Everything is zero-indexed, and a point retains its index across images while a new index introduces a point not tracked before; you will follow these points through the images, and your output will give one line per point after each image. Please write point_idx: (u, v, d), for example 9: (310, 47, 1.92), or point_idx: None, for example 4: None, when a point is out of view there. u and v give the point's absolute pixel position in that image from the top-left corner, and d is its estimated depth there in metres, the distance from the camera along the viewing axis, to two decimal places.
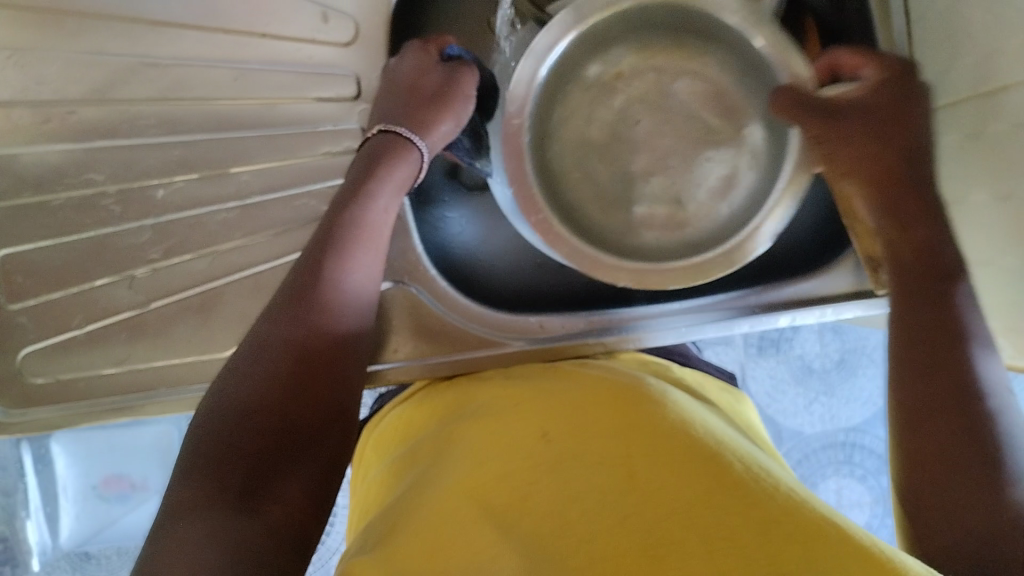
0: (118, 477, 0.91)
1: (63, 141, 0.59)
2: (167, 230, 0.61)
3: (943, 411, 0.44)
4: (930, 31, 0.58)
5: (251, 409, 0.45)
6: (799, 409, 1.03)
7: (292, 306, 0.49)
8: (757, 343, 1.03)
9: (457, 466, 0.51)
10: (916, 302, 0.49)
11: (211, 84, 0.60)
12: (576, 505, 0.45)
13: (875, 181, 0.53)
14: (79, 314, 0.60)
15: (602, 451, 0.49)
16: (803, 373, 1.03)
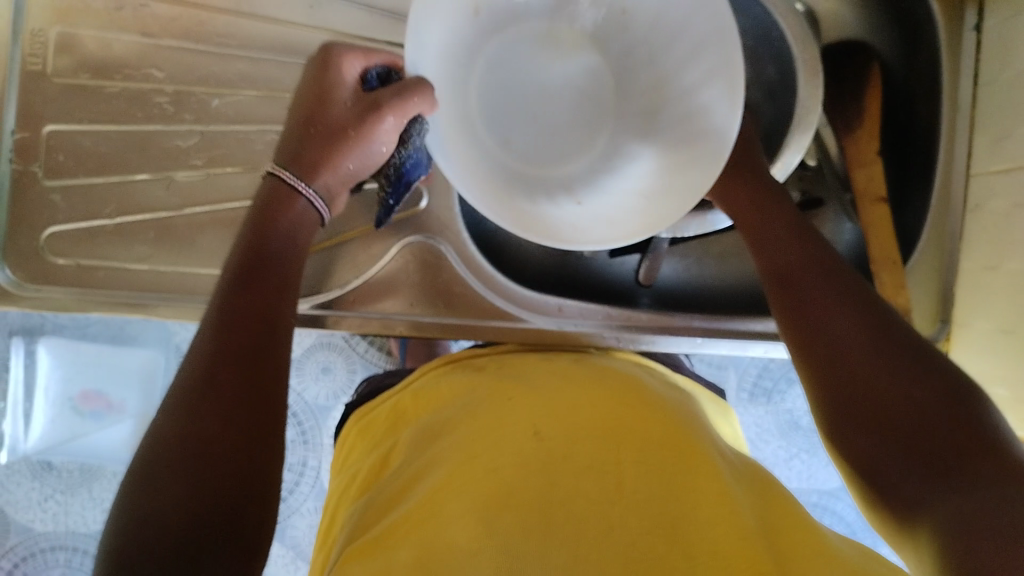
0: (98, 393, 0.94)
1: (130, 33, 0.59)
2: (214, 140, 0.60)
3: (865, 363, 0.41)
4: (996, 99, 0.63)
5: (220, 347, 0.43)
6: (779, 461, 1.03)
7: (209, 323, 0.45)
8: (749, 388, 1.03)
9: (448, 457, 0.49)
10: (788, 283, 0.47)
11: (285, 6, 0.60)
12: (558, 505, 0.43)
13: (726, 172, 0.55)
14: (112, 204, 0.59)
15: (595, 448, 0.47)
16: (788, 427, 1.03)
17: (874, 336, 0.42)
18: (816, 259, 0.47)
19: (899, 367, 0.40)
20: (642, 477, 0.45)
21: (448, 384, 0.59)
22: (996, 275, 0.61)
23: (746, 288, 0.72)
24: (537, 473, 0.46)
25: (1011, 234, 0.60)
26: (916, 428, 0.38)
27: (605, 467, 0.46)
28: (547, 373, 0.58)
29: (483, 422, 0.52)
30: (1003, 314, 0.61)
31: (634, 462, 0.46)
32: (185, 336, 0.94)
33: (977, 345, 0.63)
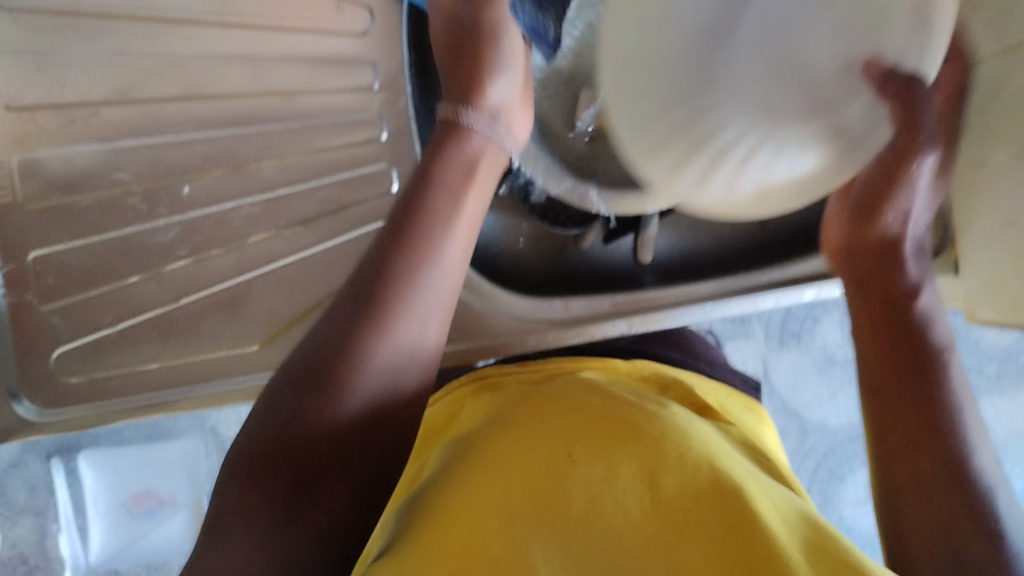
0: (147, 492, 0.94)
1: (88, 142, 0.60)
2: (194, 227, 0.61)
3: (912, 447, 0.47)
4: None
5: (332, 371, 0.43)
6: (824, 401, 1.03)
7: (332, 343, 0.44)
8: (778, 334, 1.02)
9: (486, 472, 0.47)
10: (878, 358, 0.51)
11: (231, 79, 0.61)
12: (603, 524, 0.41)
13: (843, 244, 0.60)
14: (110, 313, 0.60)
15: (633, 472, 0.45)
16: (825, 363, 1.03)
17: (921, 420, 0.47)
18: (917, 374, 0.49)
19: (950, 466, 0.45)
20: (677, 507, 0.43)
21: (477, 406, 0.58)
22: (983, 172, 0.61)
23: (747, 242, 0.72)
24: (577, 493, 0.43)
25: (987, 126, 0.60)
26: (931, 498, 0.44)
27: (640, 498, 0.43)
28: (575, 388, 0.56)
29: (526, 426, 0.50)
30: (1004, 210, 0.60)
31: (673, 489, 0.44)
32: (218, 419, 0.94)
33: (976, 245, 0.64)
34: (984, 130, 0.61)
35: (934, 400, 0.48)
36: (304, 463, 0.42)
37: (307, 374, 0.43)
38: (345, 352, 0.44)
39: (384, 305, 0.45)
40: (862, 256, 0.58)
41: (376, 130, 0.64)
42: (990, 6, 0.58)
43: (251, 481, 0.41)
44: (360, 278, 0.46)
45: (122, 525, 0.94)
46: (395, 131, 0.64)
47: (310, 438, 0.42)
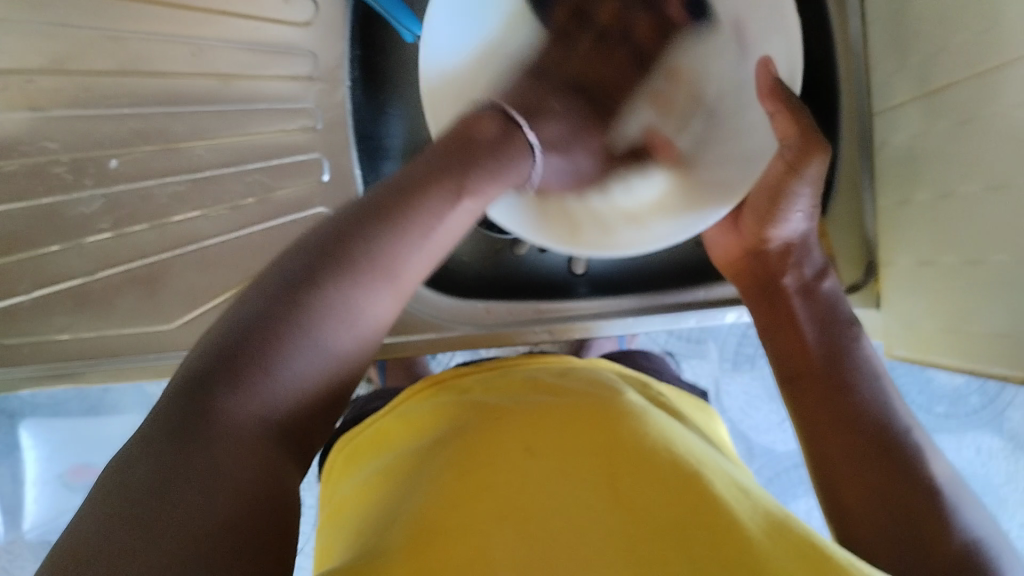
0: (86, 466, 0.92)
1: (19, 109, 0.60)
2: (118, 201, 0.61)
3: (848, 455, 0.46)
4: (882, 33, 0.63)
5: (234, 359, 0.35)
6: (772, 425, 0.97)
7: (275, 306, 0.37)
8: (732, 357, 0.97)
9: (439, 479, 0.48)
10: (795, 381, 0.52)
11: (168, 58, 0.61)
12: (562, 524, 0.43)
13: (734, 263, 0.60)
14: (26, 279, 0.60)
15: (587, 466, 0.47)
16: (777, 390, 0.97)
17: (834, 398, 0.49)
18: (837, 366, 0.50)
19: (880, 442, 0.46)
20: (641, 491, 0.45)
21: (419, 411, 0.57)
22: (909, 208, 0.62)
23: (681, 264, 0.72)
24: (536, 495, 0.45)
25: (914, 163, 0.61)
26: (870, 488, 0.45)
27: (600, 486, 0.45)
28: (520, 388, 0.56)
29: (473, 433, 0.51)
30: (919, 247, 0.61)
31: (627, 474, 0.46)
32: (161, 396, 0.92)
33: (898, 280, 0.64)
34: (911, 169, 0.61)
35: (846, 386, 0.49)
36: (226, 436, 0.34)
37: (227, 349, 0.36)
38: (281, 320, 0.37)
39: (336, 265, 0.39)
40: (755, 275, 0.58)
41: (312, 119, 0.64)
42: (922, 46, 0.59)
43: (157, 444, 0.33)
44: (253, 308, 0.37)
45: (57, 497, 0.93)
46: (330, 121, 0.64)
47: (225, 408, 0.34)
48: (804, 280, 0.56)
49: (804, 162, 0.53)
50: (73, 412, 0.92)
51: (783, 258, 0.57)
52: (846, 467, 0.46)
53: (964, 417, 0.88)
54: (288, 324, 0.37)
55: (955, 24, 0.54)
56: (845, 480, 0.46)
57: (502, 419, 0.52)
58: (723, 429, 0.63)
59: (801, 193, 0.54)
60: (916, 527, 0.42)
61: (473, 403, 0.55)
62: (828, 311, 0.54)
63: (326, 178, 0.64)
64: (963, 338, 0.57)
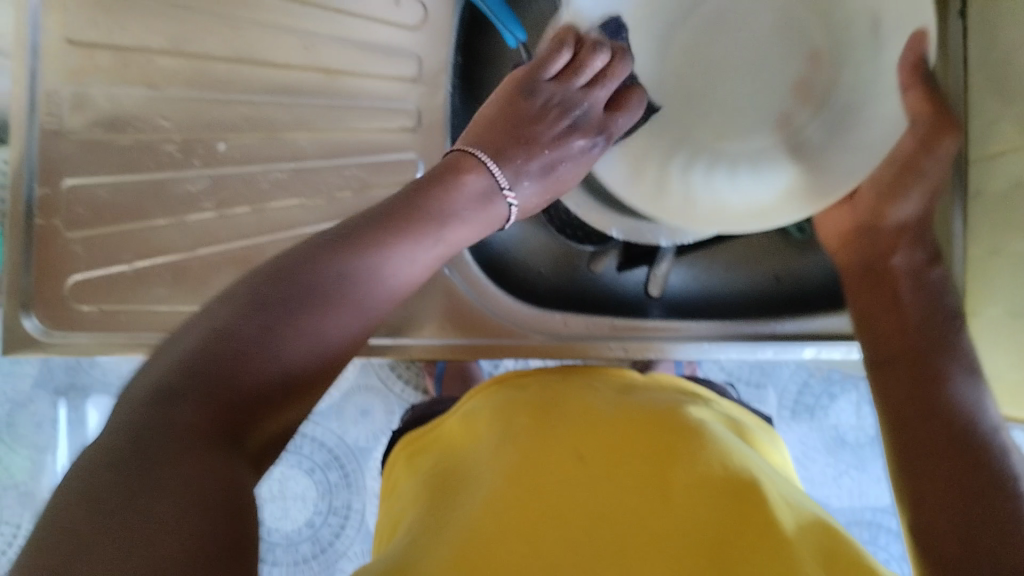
0: None
1: (138, 86, 0.63)
2: (222, 183, 0.63)
3: (938, 455, 0.45)
4: (982, 82, 0.63)
5: (222, 332, 0.38)
6: (828, 480, 0.92)
7: (266, 291, 0.41)
8: (791, 406, 0.93)
9: (499, 475, 0.49)
10: (895, 342, 0.53)
11: (281, 50, 0.63)
12: (630, 531, 0.44)
13: (867, 262, 0.59)
14: (129, 250, 0.62)
15: (641, 478, 0.47)
16: (835, 444, 0.93)
17: (922, 387, 0.49)
18: (918, 353, 0.51)
19: (953, 435, 0.45)
20: (694, 503, 0.45)
21: (471, 414, 0.58)
22: (1000, 258, 0.61)
23: (757, 292, 0.71)
24: (586, 498, 0.47)
25: (1008, 214, 0.61)
26: (943, 492, 0.43)
27: (654, 500, 0.46)
28: (564, 386, 0.58)
29: (526, 438, 0.51)
30: (1009, 298, 0.61)
31: (682, 486, 0.46)
32: None
33: (983, 330, 0.63)
34: (1004, 218, 0.61)
35: (942, 377, 0.49)
36: (218, 387, 0.37)
37: (235, 338, 0.38)
38: (286, 321, 0.40)
39: (344, 259, 0.44)
40: (862, 242, 0.59)
41: (411, 120, 0.65)
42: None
43: (181, 407, 0.35)
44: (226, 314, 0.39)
45: None
46: (428, 124, 0.65)
47: (187, 388, 0.36)
48: (915, 263, 0.57)
49: (935, 142, 0.53)
50: None
51: (897, 241, 0.58)
52: (920, 466, 0.45)
53: None
54: (290, 324, 0.40)
55: None
56: (921, 473, 0.45)
57: (553, 425, 0.52)
58: (786, 457, 0.63)
59: (920, 176, 0.55)
60: (975, 534, 0.41)
61: (525, 402, 0.55)
62: (926, 303, 0.55)
63: None
64: None
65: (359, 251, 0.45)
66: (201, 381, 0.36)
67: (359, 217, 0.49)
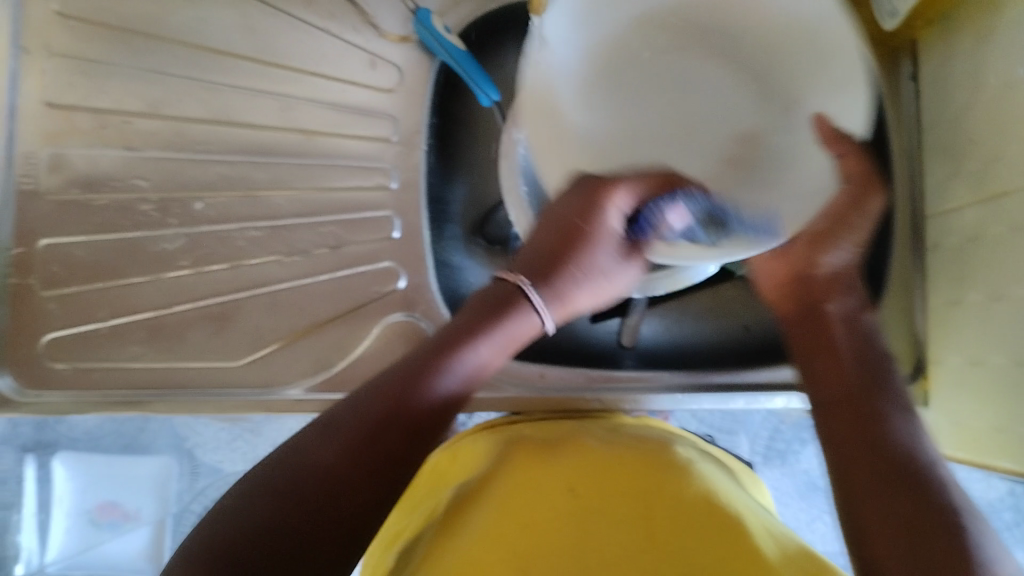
0: (113, 504, 0.92)
1: (117, 148, 0.64)
2: (198, 241, 0.64)
3: (880, 494, 0.45)
4: (934, 139, 0.66)
5: (274, 524, 0.43)
6: (801, 525, 0.94)
7: (399, 373, 0.49)
8: (763, 450, 0.93)
9: (490, 515, 0.50)
10: (831, 375, 0.54)
11: (259, 112, 0.65)
12: (597, 553, 0.45)
13: (796, 271, 0.58)
14: (103, 309, 0.63)
15: (625, 513, 0.49)
16: (807, 488, 0.93)
17: (864, 430, 0.49)
18: (868, 394, 0.51)
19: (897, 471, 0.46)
20: (676, 534, 0.47)
21: (488, 444, 0.60)
22: (959, 307, 0.63)
23: (727, 343, 0.73)
24: (574, 530, 0.47)
25: (963, 266, 0.63)
26: (879, 510, 0.45)
27: (639, 523, 0.48)
28: (565, 437, 0.59)
29: (526, 482, 0.52)
30: (969, 346, 0.62)
31: (666, 526, 0.47)
32: (195, 440, 0.91)
33: (947, 379, 0.64)
34: (962, 267, 0.63)
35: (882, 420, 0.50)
36: (297, 504, 0.44)
37: (342, 421, 0.47)
38: (400, 396, 0.48)
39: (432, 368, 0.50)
40: (795, 290, 0.58)
41: (387, 178, 0.67)
42: (974, 155, 0.61)
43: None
44: (300, 458, 0.46)
45: (80, 533, 0.92)
46: (404, 182, 0.67)
47: (293, 497, 0.44)
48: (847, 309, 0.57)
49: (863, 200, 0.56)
50: (109, 448, 0.91)
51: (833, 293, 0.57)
52: (862, 487, 0.47)
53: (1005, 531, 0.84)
54: (395, 412, 0.48)
55: (1010, 134, 0.57)
56: (868, 502, 0.45)
57: (554, 471, 0.53)
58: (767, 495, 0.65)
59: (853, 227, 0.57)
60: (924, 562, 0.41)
61: (531, 453, 0.56)
62: (863, 343, 0.55)
63: (397, 234, 0.66)
64: (1003, 441, 0.58)
65: (465, 346, 0.52)
66: (287, 488, 0.44)
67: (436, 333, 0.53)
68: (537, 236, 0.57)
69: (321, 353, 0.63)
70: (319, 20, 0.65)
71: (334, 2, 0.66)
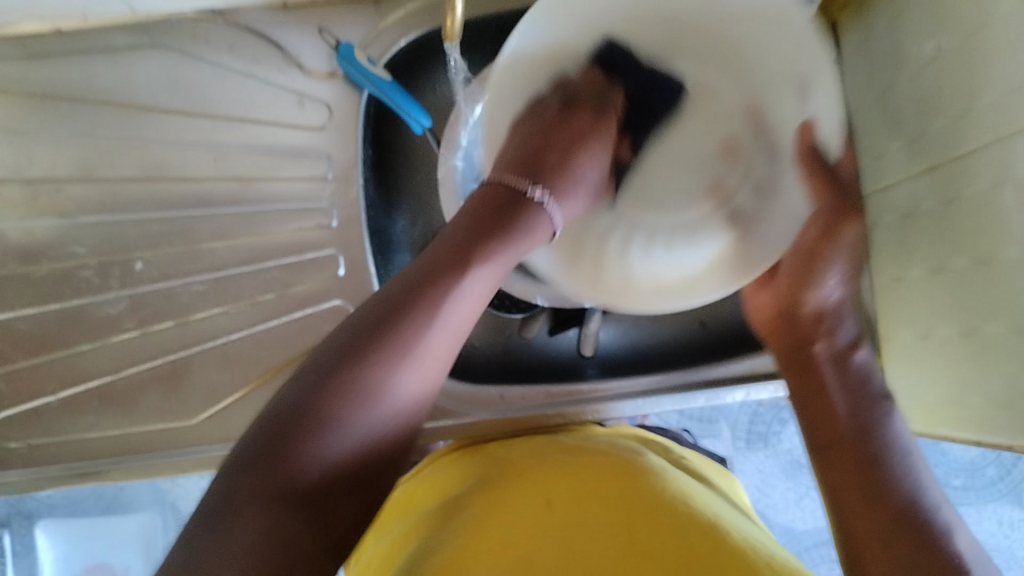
0: (101, 565, 0.90)
1: (50, 216, 0.63)
2: (142, 301, 0.63)
3: (862, 509, 0.48)
4: (865, 118, 0.67)
5: (282, 452, 0.42)
6: (790, 504, 0.93)
7: (333, 367, 0.44)
8: (745, 435, 0.94)
9: (468, 532, 0.50)
10: (811, 425, 0.55)
11: (189, 164, 0.64)
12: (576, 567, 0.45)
13: (779, 306, 0.60)
14: (53, 380, 0.62)
15: (602, 520, 0.50)
16: (791, 467, 0.94)
17: (864, 471, 0.50)
18: (855, 438, 0.52)
19: (899, 521, 0.47)
20: (655, 536, 0.48)
21: (463, 469, 0.60)
22: (904, 284, 0.63)
23: (685, 341, 0.73)
24: (555, 543, 0.48)
25: (903, 243, 0.63)
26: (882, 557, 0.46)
27: (619, 531, 0.49)
28: (539, 453, 0.60)
29: (502, 500, 0.53)
30: (918, 322, 0.62)
31: (645, 528, 0.48)
32: (179, 493, 0.90)
33: (902, 356, 0.65)
34: (904, 245, 0.63)
35: (879, 461, 0.51)
36: (246, 519, 0.40)
37: (266, 434, 0.43)
38: (323, 411, 0.43)
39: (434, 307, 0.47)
40: (799, 325, 0.59)
41: (326, 217, 0.66)
42: (902, 132, 0.62)
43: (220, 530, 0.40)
44: (321, 369, 0.45)
45: None
46: (344, 219, 0.66)
47: (243, 521, 0.40)
48: (836, 349, 0.57)
49: (837, 227, 0.57)
50: (90, 511, 0.89)
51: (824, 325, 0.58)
52: (848, 514, 0.49)
53: (982, 490, 0.82)
54: (302, 443, 0.42)
55: (934, 110, 0.57)
56: (870, 555, 0.46)
57: (530, 485, 0.54)
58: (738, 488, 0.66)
59: (834, 256, 0.57)
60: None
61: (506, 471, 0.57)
62: (855, 387, 0.55)
63: (341, 272, 0.65)
64: (964, 411, 0.59)
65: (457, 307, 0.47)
66: (231, 515, 0.40)
67: (433, 247, 0.50)
68: (513, 144, 0.59)
69: None
70: (241, 65, 0.65)
71: (254, 46, 0.65)
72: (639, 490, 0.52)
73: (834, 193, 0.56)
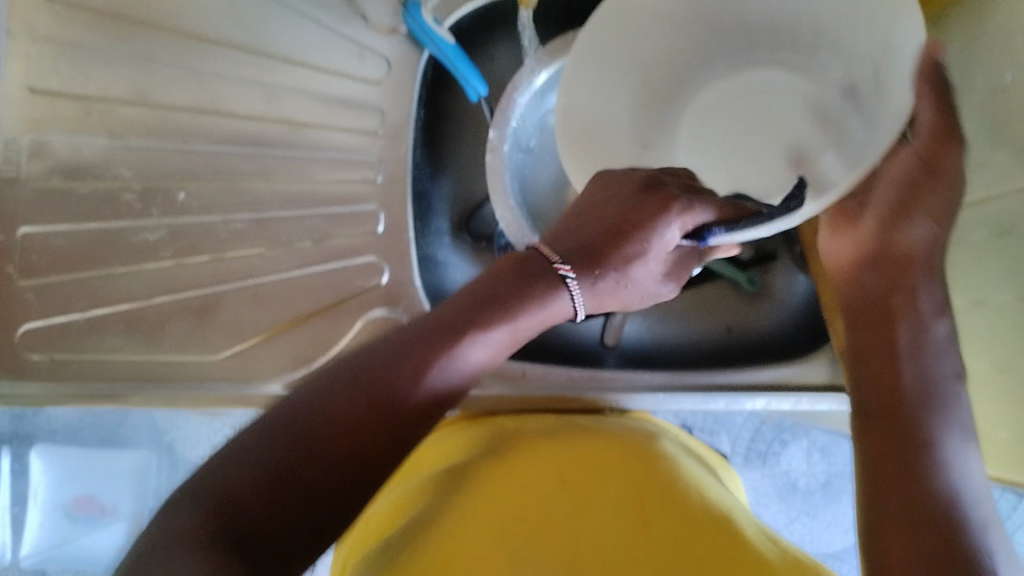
0: (91, 498, 0.89)
1: (100, 135, 0.63)
2: (181, 231, 0.63)
3: (897, 461, 0.44)
4: None
5: (264, 482, 0.40)
6: (779, 526, 0.93)
7: (320, 431, 0.42)
8: (744, 451, 0.93)
9: (476, 500, 0.51)
10: (862, 379, 0.48)
11: (245, 101, 0.64)
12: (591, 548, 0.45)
13: (861, 251, 0.50)
14: (82, 299, 0.62)
15: (614, 502, 0.50)
16: (786, 490, 0.93)
17: (904, 440, 0.44)
18: (907, 402, 0.45)
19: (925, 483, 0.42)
20: (667, 524, 0.47)
21: (473, 436, 0.61)
22: None
23: (706, 344, 0.73)
24: (570, 523, 0.48)
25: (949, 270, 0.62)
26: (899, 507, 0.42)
27: (629, 514, 0.48)
28: (549, 429, 0.60)
29: (516, 469, 0.53)
30: None
31: (655, 512, 0.48)
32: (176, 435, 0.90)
33: None
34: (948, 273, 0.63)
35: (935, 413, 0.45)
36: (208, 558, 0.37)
37: (281, 441, 0.41)
38: (299, 470, 0.41)
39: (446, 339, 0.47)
40: (889, 267, 0.49)
41: (373, 172, 0.66)
42: None
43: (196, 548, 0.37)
44: (319, 395, 0.44)
45: (56, 527, 0.89)
46: (389, 176, 0.66)
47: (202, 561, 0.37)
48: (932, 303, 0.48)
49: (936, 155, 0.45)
50: (89, 442, 0.89)
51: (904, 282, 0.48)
52: (867, 489, 0.44)
53: None
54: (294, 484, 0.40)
55: (997, 140, 0.57)
56: (883, 506, 0.42)
57: (540, 458, 0.55)
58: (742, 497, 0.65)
59: (929, 187, 0.47)
60: (935, 568, 0.39)
61: (516, 444, 0.57)
62: (921, 346, 0.47)
63: (380, 229, 0.65)
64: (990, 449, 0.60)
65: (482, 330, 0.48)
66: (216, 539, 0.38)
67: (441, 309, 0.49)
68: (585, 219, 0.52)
69: (303, 347, 0.62)
70: (307, 9, 0.64)
71: None
72: (646, 474, 0.52)
73: (942, 113, 0.44)
